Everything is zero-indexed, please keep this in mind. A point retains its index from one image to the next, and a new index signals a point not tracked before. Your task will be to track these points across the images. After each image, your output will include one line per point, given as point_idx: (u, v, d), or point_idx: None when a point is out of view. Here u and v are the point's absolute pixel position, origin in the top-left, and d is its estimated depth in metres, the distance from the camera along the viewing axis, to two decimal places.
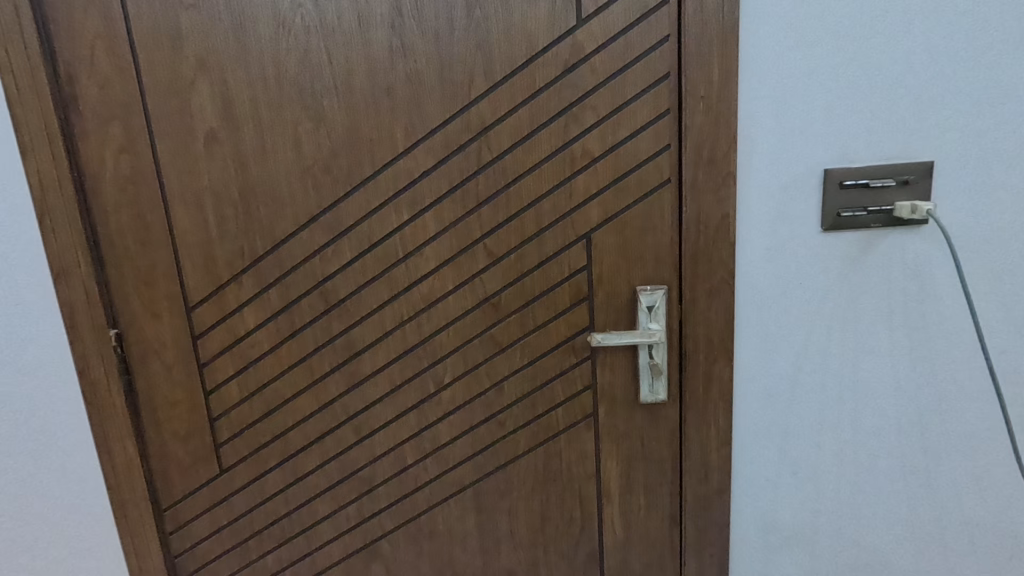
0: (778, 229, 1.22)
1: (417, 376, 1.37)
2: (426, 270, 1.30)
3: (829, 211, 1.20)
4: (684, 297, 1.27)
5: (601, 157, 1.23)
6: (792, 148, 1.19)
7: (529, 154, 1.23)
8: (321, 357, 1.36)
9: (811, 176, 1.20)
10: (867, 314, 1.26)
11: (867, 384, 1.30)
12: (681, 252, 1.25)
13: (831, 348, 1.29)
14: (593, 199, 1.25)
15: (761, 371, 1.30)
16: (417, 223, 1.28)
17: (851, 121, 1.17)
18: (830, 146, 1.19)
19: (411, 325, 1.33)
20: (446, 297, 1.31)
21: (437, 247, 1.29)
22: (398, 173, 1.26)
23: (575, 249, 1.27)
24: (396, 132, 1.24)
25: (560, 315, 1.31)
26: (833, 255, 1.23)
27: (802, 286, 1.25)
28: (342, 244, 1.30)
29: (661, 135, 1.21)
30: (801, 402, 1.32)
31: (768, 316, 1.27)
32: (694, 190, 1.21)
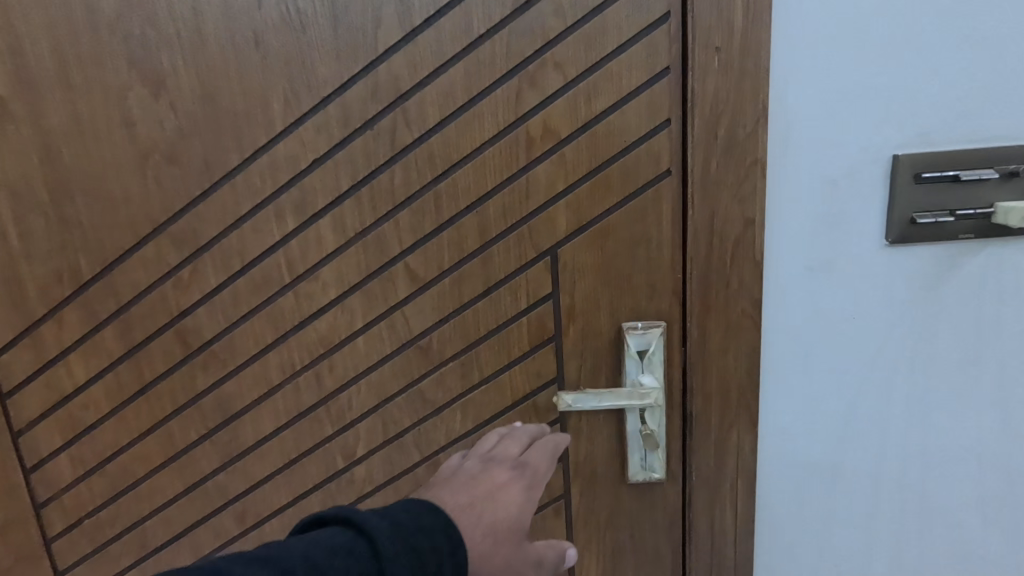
0: (824, 241, 0.85)
1: (319, 446, 0.98)
2: (324, 301, 0.91)
3: (900, 215, 0.83)
4: (689, 337, 0.90)
5: (571, 138, 0.84)
6: (848, 125, 0.81)
7: (466, 135, 0.85)
8: (184, 421, 0.97)
9: (874, 165, 0.82)
10: (943, 357, 0.90)
11: (938, 451, 0.94)
12: (686, 275, 0.88)
13: (892, 403, 0.92)
14: (560, 199, 0.86)
15: (797, 436, 0.93)
16: (308, 234, 0.89)
17: (936, 84, 0.79)
18: (904, 121, 0.80)
19: (307, 377, 0.95)
20: (355, 338, 0.93)
21: (338, 268, 0.90)
22: (277, 162, 0.86)
23: (536, 271, 0.89)
24: (270, 101, 0.84)
25: (516, 363, 0.93)
26: (901, 276, 0.86)
27: (854, 319, 0.88)
28: (202, 264, 0.90)
29: (658, 106, 0.83)
30: (849, 477, 0.95)
31: (809, 362, 0.90)
32: (706, 186, 0.84)
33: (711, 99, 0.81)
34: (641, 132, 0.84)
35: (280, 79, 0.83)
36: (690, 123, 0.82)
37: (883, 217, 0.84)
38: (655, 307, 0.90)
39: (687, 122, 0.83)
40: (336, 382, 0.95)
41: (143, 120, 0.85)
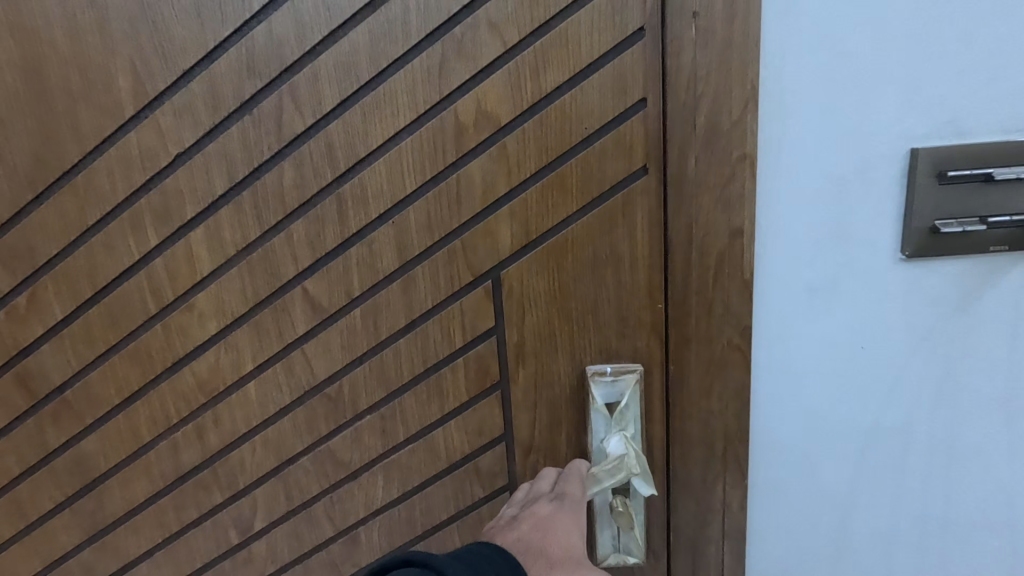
0: (824, 258, 0.63)
1: (206, 517, 0.78)
2: (202, 338, 0.71)
3: (927, 225, 0.61)
4: (672, 385, 0.69)
5: (514, 125, 0.63)
6: (857, 101, 0.58)
7: (373, 122, 0.63)
8: (35, 486, 0.77)
9: (893, 154, 0.60)
10: (979, 408, 0.68)
11: (970, 526, 0.73)
12: (668, 304, 0.67)
13: (912, 466, 0.71)
14: (502, 206, 0.65)
15: (796, 510, 0.72)
16: (175, 251, 0.68)
17: (981, 43, 0.57)
18: (934, 95, 0.58)
19: (186, 433, 0.74)
20: (244, 385, 0.72)
21: (217, 294, 0.69)
22: (130, 157, 0.66)
23: (473, 300, 0.68)
24: (116, 77, 0.63)
25: (451, 416, 0.72)
26: (925, 304, 0.64)
27: (862, 360, 0.67)
28: (41, 290, 0.70)
29: (630, 80, 0.61)
30: (853, 555, 0.75)
31: (808, 418, 0.69)
32: (689, 191, 0.63)
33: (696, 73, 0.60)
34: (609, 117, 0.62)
35: (125, 47, 0.62)
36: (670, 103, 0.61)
37: (902, 226, 0.62)
38: (630, 345, 0.69)
39: (670, 102, 0.61)
40: (221, 439, 0.74)
41: None
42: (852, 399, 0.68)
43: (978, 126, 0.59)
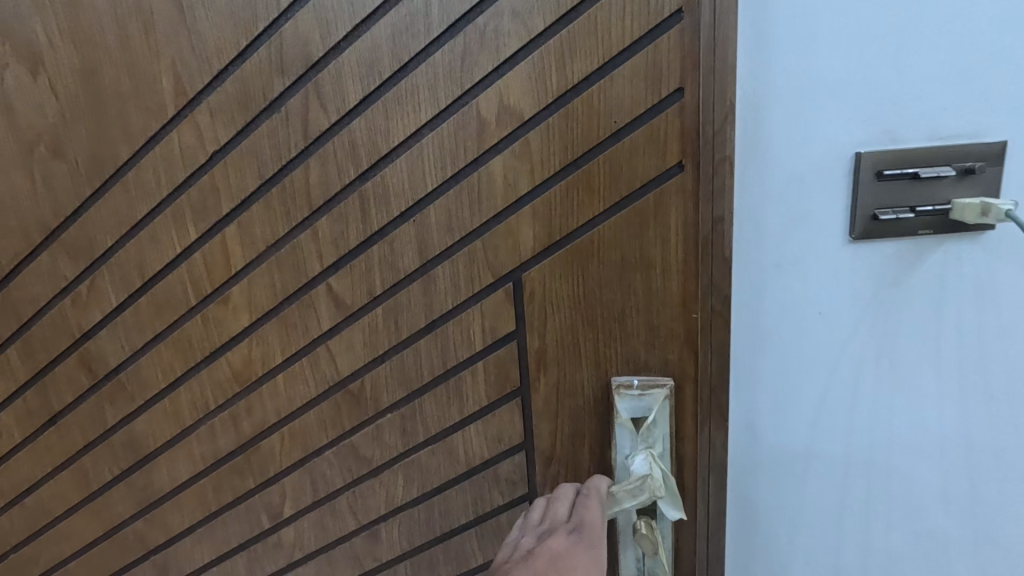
0: (779, 244, 0.62)
1: (241, 500, 0.81)
2: (236, 329, 0.73)
3: (874, 214, 0.60)
4: (705, 402, 0.64)
5: (537, 119, 0.60)
6: (795, 97, 0.58)
7: (394, 118, 0.62)
8: (97, 459, 0.84)
9: (833, 150, 0.60)
10: (927, 407, 0.68)
11: (923, 525, 0.72)
12: (703, 315, 0.61)
13: (862, 464, 0.70)
14: (525, 205, 0.62)
15: (766, 498, 0.72)
16: (212, 246, 0.71)
17: (917, 40, 0.57)
18: (871, 92, 0.58)
19: (223, 419, 0.78)
20: (274, 377, 0.74)
21: (249, 289, 0.71)
22: (172, 155, 0.69)
23: (493, 304, 0.65)
24: (159, 77, 0.66)
25: (470, 421, 0.70)
26: (871, 301, 0.64)
27: (810, 358, 0.66)
28: (100, 279, 0.75)
29: (663, 69, 0.56)
30: (806, 554, 0.74)
31: (773, 407, 0.68)
32: (712, 188, 0.58)
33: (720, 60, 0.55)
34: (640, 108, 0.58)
35: (166, 49, 0.65)
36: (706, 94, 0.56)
37: (853, 215, 0.61)
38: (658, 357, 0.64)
39: (707, 93, 0.55)
40: (253, 427, 0.77)
41: (24, 105, 0.70)
42: (803, 397, 0.67)
43: (916, 124, 0.59)
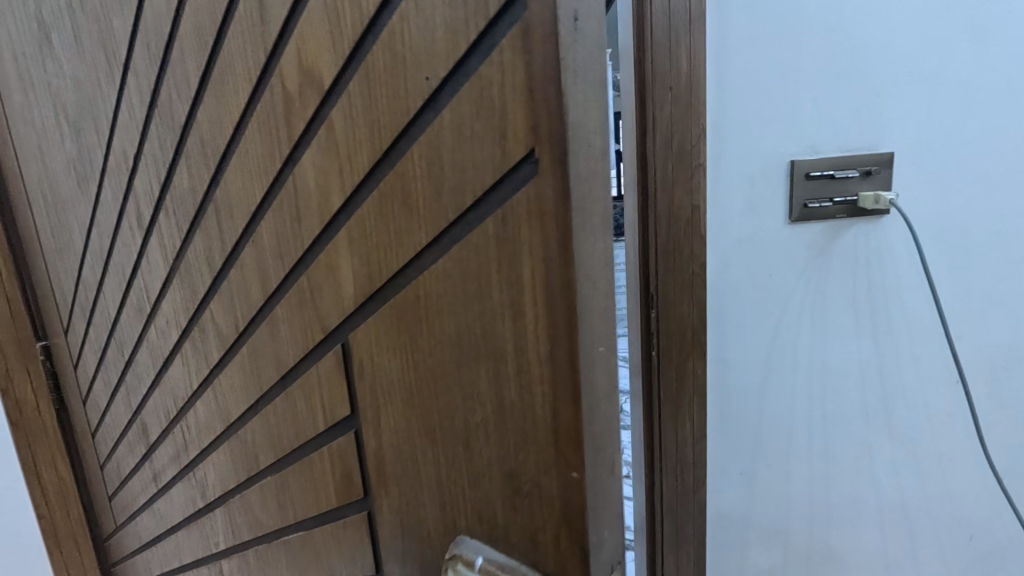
0: (739, 218, 0.66)
1: (197, 516, 0.78)
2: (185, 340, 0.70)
3: (802, 209, 0.65)
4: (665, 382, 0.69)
5: (336, 90, 0.36)
6: (739, 113, 0.63)
7: (223, 108, 0.46)
8: (127, 439, 0.90)
9: (769, 152, 0.64)
10: (862, 373, 0.70)
11: (838, 496, 0.75)
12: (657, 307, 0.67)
13: (791, 444, 0.73)
14: (340, 229, 0.39)
15: (730, 447, 0.74)
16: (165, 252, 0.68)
17: (843, 78, 0.62)
18: (799, 113, 0.63)
19: (177, 430, 0.75)
20: (196, 400, 0.68)
21: (172, 303, 0.65)
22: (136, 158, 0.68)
23: (329, 372, 0.44)
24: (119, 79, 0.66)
25: (326, 520, 0.51)
26: (812, 270, 0.67)
27: (745, 330, 0.70)
28: (106, 280, 0.79)
29: (651, 79, 0.62)
30: (745, 513, 0.76)
31: (735, 362, 0.71)
32: (669, 184, 0.64)
33: (698, 74, 0.62)
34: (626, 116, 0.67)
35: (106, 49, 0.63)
36: (678, 108, 0.62)
37: (794, 202, 0.65)
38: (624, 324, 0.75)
39: (676, 105, 0.62)
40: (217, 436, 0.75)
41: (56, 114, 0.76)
42: (733, 385, 0.71)
43: (837, 144, 0.64)
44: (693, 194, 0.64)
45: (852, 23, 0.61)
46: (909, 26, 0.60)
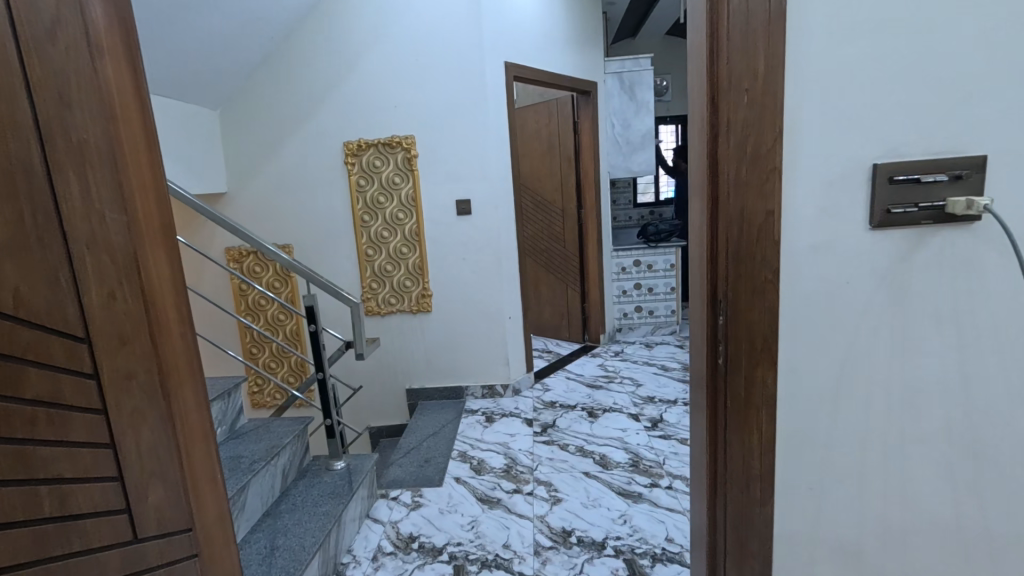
0: (817, 218, 0.57)
1: (215, 528, 0.72)
2: (135, 358, 0.62)
3: (883, 220, 0.57)
4: (733, 411, 0.61)
5: None
6: (820, 113, 0.55)
7: None
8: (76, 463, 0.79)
9: (850, 155, 0.56)
10: (950, 397, 0.60)
11: (919, 539, 0.64)
12: (726, 319, 0.60)
13: (867, 477, 0.63)
14: None
15: (796, 480, 0.63)
16: (147, 254, 0.62)
17: (932, 78, 0.54)
18: (887, 115, 0.55)
19: (200, 433, 0.69)
20: (125, 410, 0.63)
21: (120, 310, 0.61)
22: (161, 164, 0.65)
23: None
24: (145, 84, 0.63)
25: None
26: (892, 278, 0.58)
27: (819, 346, 0.60)
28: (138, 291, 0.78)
29: (726, 80, 0.55)
30: (810, 555, 0.65)
31: (803, 381, 0.61)
32: (741, 193, 0.57)
33: (775, 74, 0.54)
34: (701, 121, 0.61)
35: (130, 59, 0.61)
36: (755, 111, 0.55)
37: (877, 210, 0.57)
38: (696, 339, 0.69)
39: (752, 109, 0.55)
40: (156, 471, 0.65)
41: None
42: (797, 414, 0.62)
43: (929, 151, 0.55)
44: (765, 202, 0.56)
45: (950, 16, 0.52)
46: (1016, 24, 0.52)
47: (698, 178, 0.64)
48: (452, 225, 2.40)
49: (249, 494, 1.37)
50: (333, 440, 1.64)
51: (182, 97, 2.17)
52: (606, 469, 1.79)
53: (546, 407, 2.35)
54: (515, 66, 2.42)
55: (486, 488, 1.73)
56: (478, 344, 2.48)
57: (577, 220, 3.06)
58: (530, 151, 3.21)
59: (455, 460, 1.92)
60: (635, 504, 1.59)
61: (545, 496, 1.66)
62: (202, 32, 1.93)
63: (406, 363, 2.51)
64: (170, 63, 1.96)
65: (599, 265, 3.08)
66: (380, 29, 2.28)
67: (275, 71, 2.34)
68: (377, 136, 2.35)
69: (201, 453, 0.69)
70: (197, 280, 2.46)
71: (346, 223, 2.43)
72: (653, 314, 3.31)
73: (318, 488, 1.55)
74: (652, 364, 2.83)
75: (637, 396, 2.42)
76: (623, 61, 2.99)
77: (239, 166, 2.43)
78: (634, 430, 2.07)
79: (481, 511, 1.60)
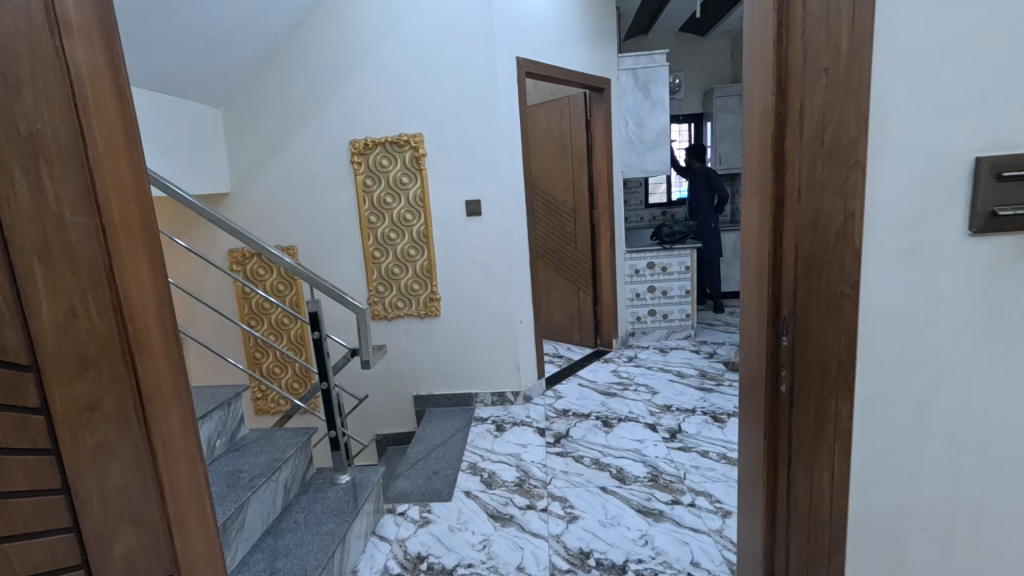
0: (905, 221, 0.48)
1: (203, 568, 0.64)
2: (100, 383, 0.53)
3: (986, 225, 0.48)
4: (797, 447, 0.53)
5: None
6: (914, 97, 0.46)
7: None
8: None
9: (948, 147, 0.47)
10: None
11: None
12: (792, 341, 0.51)
13: (957, 524, 0.54)
14: None
15: (872, 526, 0.54)
16: (127, 263, 0.55)
17: None
18: (994, 99, 0.46)
19: (186, 461, 0.62)
20: (85, 447, 0.53)
21: (84, 329, 0.52)
22: (143, 166, 0.59)
23: None
24: (127, 78, 0.57)
25: None
26: (994, 293, 0.49)
27: (904, 372, 0.51)
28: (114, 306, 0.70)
29: (801, 58, 0.46)
30: None
31: (884, 413, 0.52)
32: (816, 192, 0.48)
33: (860, 49, 0.45)
34: (761, 112, 0.52)
35: (108, 47, 0.54)
36: (836, 95, 0.46)
37: (979, 212, 0.47)
38: (750, 363, 0.61)
39: (832, 92, 0.46)
40: (128, 513, 0.56)
41: None
42: (878, 452, 0.52)
43: None
44: (845, 202, 0.47)
45: None
46: None
47: (754, 178, 0.55)
48: (461, 227, 2.32)
49: (248, 513, 1.29)
50: (338, 452, 1.57)
51: (183, 95, 2.10)
52: (624, 484, 1.70)
53: (558, 415, 2.26)
54: (528, 61, 2.33)
55: (497, 503, 1.64)
56: (488, 349, 2.39)
57: (590, 221, 2.97)
58: (541, 150, 3.12)
59: (465, 473, 1.83)
60: (657, 523, 1.49)
61: (561, 513, 1.57)
62: (204, 26, 1.85)
63: (414, 368, 2.43)
64: (171, 60, 1.89)
65: (612, 268, 2.99)
66: (387, 23, 2.20)
67: (280, 67, 2.27)
68: (385, 134, 2.28)
69: (188, 485, 0.62)
70: (199, 282, 2.40)
71: (352, 224, 2.35)
72: (667, 318, 3.21)
73: (322, 503, 1.48)
74: (668, 370, 2.73)
75: (653, 404, 2.32)
76: (638, 57, 2.90)
77: (242, 166, 2.36)
78: (652, 441, 1.98)
79: (493, 529, 1.51)
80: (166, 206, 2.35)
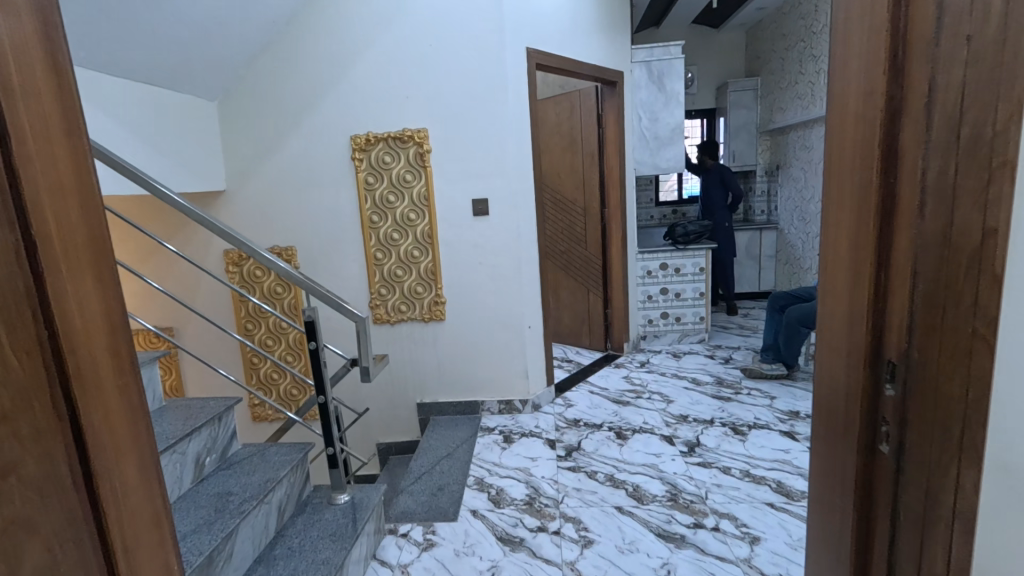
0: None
1: None
2: (19, 443, 0.41)
3: None
4: (904, 524, 0.41)
5: None
6: None
7: None
8: None
9: None
10: None
11: None
12: (901, 391, 0.40)
13: None
14: None
15: None
16: (64, 289, 0.44)
17: None
18: None
19: (147, 513, 0.53)
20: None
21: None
22: (90, 166, 0.49)
23: None
24: (67, 56, 0.46)
25: None
26: None
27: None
28: None
29: (936, 27, 0.35)
30: None
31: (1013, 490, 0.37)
32: (947, 202, 0.36)
33: None
34: (859, 104, 0.41)
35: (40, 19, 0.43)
36: (985, 64, 0.33)
37: None
38: (825, 410, 0.50)
39: (978, 61, 0.33)
40: None
41: None
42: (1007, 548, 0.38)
43: None
44: (984, 207, 0.34)
45: None
46: None
47: (841, 186, 0.44)
48: (468, 227, 2.21)
49: (238, 541, 1.18)
50: (337, 470, 1.46)
51: (177, 87, 2.00)
52: (641, 504, 1.59)
53: (569, 425, 2.15)
54: (538, 52, 2.21)
55: (506, 524, 1.53)
56: (496, 355, 2.28)
57: (600, 221, 2.85)
58: (550, 146, 3.00)
59: (472, 490, 1.72)
60: (679, 550, 1.38)
61: (575, 537, 1.46)
62: (195, 13, 1.74)
63: (417, 375, 2.32)
64: (162, 49, 1.78)
65: (623, 270, 2.87)
66: (390, 12, 2.08)
67: (277, 58, 2.15)
68: (387, 128, 2.16)
69: (150, 542, 0.53)
70: (190, 296, 2.31)
71: (353, 224, 2.25)
72: (680, 321, 3.09)
73: (320, 526, 1.37)
74: (682, 376, 2.62)
75: (668, 414, 2.21)
76: (652, 49, 2.77)
77: (238, 163, 2.25)
78: (669, 456, 1.86)
79: (502, 555, 1.41)
80: (153, 213, 2.24)
